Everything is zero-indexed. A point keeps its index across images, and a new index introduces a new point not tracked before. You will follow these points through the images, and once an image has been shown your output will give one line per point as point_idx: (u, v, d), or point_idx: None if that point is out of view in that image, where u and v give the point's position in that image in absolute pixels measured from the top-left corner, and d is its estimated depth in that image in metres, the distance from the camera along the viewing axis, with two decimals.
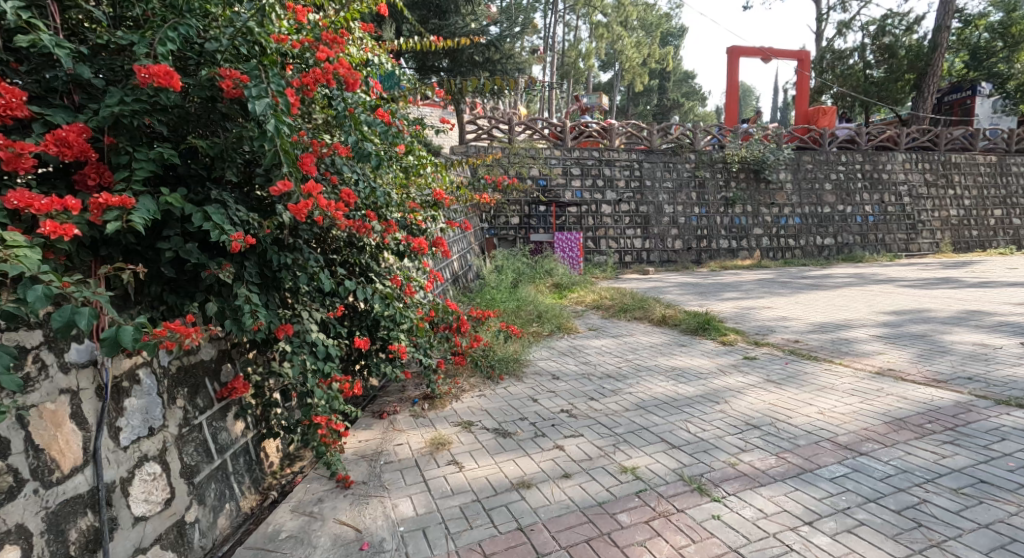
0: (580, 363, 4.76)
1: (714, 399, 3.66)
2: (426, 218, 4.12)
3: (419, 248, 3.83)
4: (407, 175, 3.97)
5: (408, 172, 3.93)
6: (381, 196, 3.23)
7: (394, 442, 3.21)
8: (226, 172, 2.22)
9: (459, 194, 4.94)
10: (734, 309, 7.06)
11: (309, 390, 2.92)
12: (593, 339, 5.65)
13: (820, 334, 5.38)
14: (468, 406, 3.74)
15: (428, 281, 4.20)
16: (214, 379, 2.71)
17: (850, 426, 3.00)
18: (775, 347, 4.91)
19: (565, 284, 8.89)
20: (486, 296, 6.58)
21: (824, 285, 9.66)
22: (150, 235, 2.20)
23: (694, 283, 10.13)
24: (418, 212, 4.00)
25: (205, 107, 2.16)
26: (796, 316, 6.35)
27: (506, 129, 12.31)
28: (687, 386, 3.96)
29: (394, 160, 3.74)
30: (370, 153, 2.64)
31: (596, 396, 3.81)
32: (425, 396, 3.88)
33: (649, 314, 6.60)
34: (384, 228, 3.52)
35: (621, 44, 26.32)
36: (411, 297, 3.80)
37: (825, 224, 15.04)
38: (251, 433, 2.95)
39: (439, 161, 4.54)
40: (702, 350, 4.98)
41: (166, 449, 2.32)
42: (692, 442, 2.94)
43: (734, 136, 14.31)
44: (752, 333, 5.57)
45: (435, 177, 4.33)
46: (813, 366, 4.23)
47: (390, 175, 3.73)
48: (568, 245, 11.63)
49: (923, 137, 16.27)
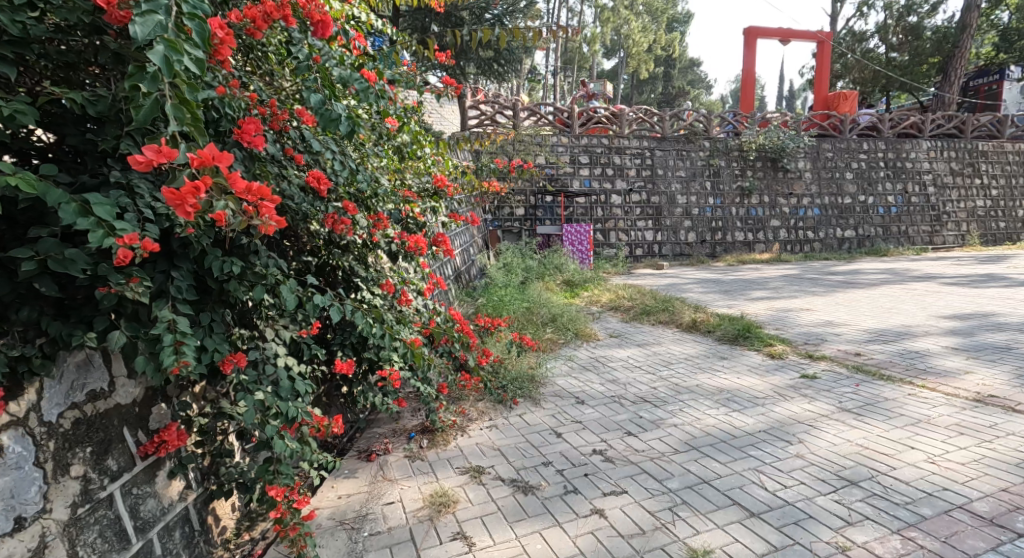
0: (607, 382, 4.03)
1: (785, 436, 2.94)
2: (425, 211, 3.41)
3: (415, 248, 3.10)
4: (400, 158, 3.25)
5: (403, 154, 3.21)
6: (365, 180, 2.51)
7: (383, 499, 2.48)
8: (124, 140, 1.53)
9: (462, 176, 4.16)
10: (770, 311, 6.35)
11: (268, 440, 2.17)
12: (617, 349, 4.92)
13: (882, 344, 4.66)
14: (476, 443, 3.03)
15: (429, 286, 3.51)
16: (139, 429, 2.00)
17: (983, 487, 2.29)
18: (835, 363, 4.19)
19: (576, 281, 8.17)
20: (490, 297, 5.86)
21: (858, 282, 8.96)
22: (17, 236, 1.55)
23: (716, 280, 9.41)
24: (415, 202, 3.27)
25: (93, 43, 1.49)
26: (842, 321, 5.63)
27: (510, 115, 11.55)
28: (744, 415, 3.24)
29: (385, 139, 3.03)
30: (353, 126, 1.95)
31: (635, 431, 3.09)
32: (424, 429, 3.16)
33: (676, 319, 5.89)
34: (372, 224, 2.84)
35: (626, 29, 25.48)
36: (407, 308, 3.11)
37: (846, 215, 14.27)
38: (194, 494, 2.21)
39: (442, 139, 3.80)
40: (749, 365, 4.26)
41: (45, 546, 1.69)
42: (777, 508, 2.25)
43: (751, 123, 13.53)
44: (800, 343, 4.84)
45: (435, 160, 3.60)
46: (893, 390, 3.51)
47: (379, 157, 3.05)
48: (576, 238, 10.41)
49: (948, 124, 15.51)
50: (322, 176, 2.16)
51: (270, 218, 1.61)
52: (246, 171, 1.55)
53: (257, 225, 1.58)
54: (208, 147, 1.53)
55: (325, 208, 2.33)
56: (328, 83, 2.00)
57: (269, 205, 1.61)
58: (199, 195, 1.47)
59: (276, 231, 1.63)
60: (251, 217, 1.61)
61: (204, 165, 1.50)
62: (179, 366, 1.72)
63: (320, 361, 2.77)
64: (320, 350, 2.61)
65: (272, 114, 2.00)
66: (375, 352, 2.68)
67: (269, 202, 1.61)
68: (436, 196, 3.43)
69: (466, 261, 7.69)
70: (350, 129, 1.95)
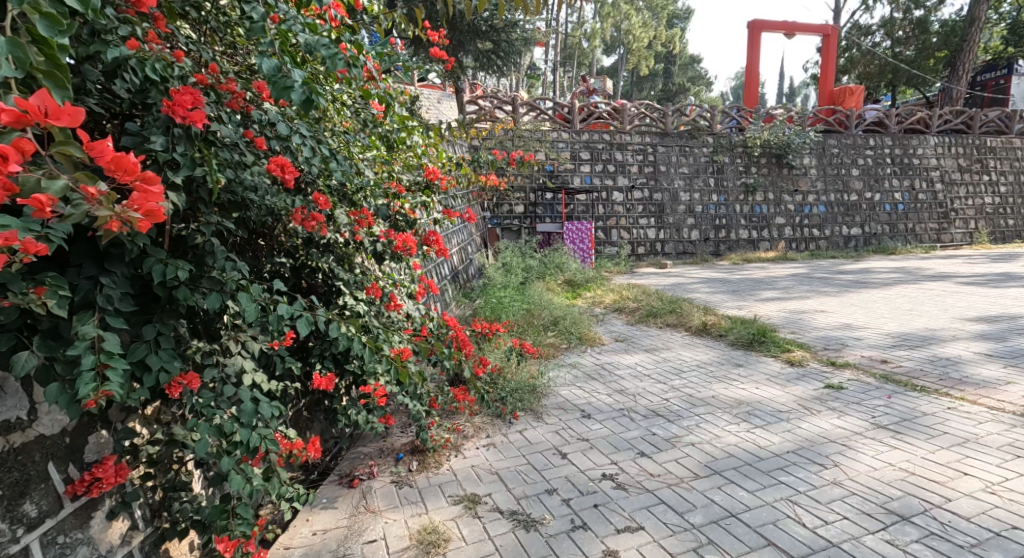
0: (614, 392, 3.72)
1: (817, 456, 2.63)
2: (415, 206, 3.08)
3: (404, 246, 2.78)
4: (389, 149, 2.95)
5: (392, 143, 2.89)
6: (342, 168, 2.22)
7: (364, 536, 2.17)
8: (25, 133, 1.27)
9: (461, 171, 3.83)
10: (783, 313, 6.04)
11: (224, 475, 1.82)
12: (624, 355, 4.61)
13: (909, 351, 4.35)
14: (472, 466, 2.71)
15: (421, 290, 3.22)
16: (67, 463, 1.68)
17: None
18: (861, 371, 3.88)
19: (578, 281, 7.85)
20: (487, 299, 5.54)
21: (869, 282, 8.66)
22: None
23: (722, 280, 9.09)
24: (404, 197, 2.95)
25: None
26: (861, 326, 5.32)
27: (509, 110, 11.23)
28: (769, 432, 2.93)
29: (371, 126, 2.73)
30: (312, 92, 1.63)
31: (649, 451, 2.78)
32: (414, 449, 2.84)
33: (685, 322, 5.58)
34: (353, 221, 2.55)
35: (627, 25, 25.07)
36: (393, 314, 2.86)
37: (852, 212, 13.95)
38: (139, 536, 1.89)
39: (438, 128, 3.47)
40: (768, 374, 3.95)
41: None
42: (820, 552, 1.96)
43: (755, 118, 13.22)
44: (820, 349, 4.53)
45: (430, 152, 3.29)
46: (930, 404, 3.21)
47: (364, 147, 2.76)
48: (577, 236, 10.08)
49: (956, 119, 15.18)
50: (287, 163, 1.89)
51: (134, 205, 1.33)
52: (102, 141, 1.29)
53: (106, 213, 1.30)
54: (42, 101, 1.25)
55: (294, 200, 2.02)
56: (287, 43, 1.69)
57: (140, 185, 1.35)
58: (9, 165, 1.20)
59: (143, 223, 1.32)
60: (110, 201, 1.33)
61: (25, 122, 1.23)
62: (99, 396, 1.39)
63: (295, 376, 2.46)
64: (294, 363, 2.30)
65: (229, 94, 1.77)
66: (359, 365, 2.37)
67: (140, 184, 1.34)
68: (433, 192, 3.10)
69: (463, 260, 7.37)
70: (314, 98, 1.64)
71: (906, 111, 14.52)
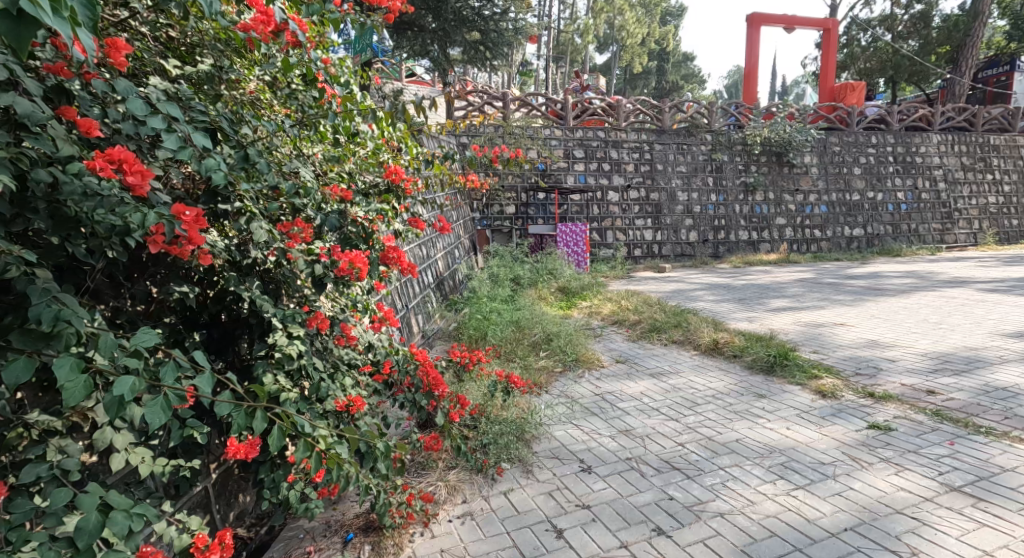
0: (618, 433, 3.13)
1: (884, 539, 2.07)
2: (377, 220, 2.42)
3: (350, 270, 2.10)
4: (337, 142, 2.36)
5: (334, 131, 2.29)
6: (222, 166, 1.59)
7: None
8: None
9: (442, 172, 3.21)
10: (799, 329, 5.47)
11: None
12: (626, 383, 4.01)
13: (955, 377, 3.79)
14: (441, 552, 2.16)
15: (378, 322, 2.62)
16: None
17: None
18: (907, 406, 3.30)
19: (573, 289, 7.24)
20: (469, 314, 4.95)
21: (882, 289, 8.12)
22: None
23: (726, 287, 8.51)
24: (352, 205, 2.30)
25: None
26: (889, 345, 4.73)
27: (500, 105, 10.62)
28: (816, 497, 2.35)
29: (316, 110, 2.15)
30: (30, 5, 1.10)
31: (669, 529, 2.20)
32: (369, 525, 2.27)
33: (693, 339, 5.00)
34: (284, 241, 1.99)
35: (622, 19, 24.35)
36: (340, 352, 2.34)
37: (854, 213, 13.43)
38: None
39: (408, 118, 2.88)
40: (797, 409, 3.37)
41: None
42: None
43: (755, 115, 12.65)
44: (851, 375, 3.95)
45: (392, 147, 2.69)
46: (1005, 455, 2.64)
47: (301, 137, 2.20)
48: (571, 239, 9.48)
49: (959, 117, 14.69)
50: (129, 158, 1.35)
51: None
52: None
53: None
54: None
55: (158, 211, 1.39)
56: None
57: None
58: None
59: None
60: None
61: None
62: None
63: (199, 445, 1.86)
64: (196, 430, 1.69)
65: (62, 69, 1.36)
66: (271, 441, 1.76)
67: None
68: (397, 197, 2.49)
69: (446, 265, 6.78)
70: (32, 6, 1.10)
71: (907, 107, 14.00)
